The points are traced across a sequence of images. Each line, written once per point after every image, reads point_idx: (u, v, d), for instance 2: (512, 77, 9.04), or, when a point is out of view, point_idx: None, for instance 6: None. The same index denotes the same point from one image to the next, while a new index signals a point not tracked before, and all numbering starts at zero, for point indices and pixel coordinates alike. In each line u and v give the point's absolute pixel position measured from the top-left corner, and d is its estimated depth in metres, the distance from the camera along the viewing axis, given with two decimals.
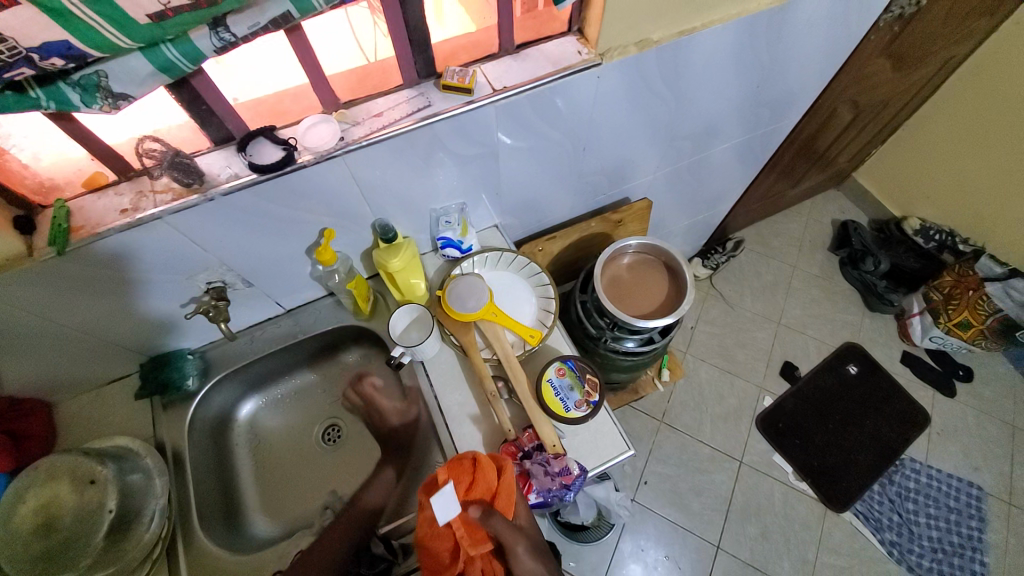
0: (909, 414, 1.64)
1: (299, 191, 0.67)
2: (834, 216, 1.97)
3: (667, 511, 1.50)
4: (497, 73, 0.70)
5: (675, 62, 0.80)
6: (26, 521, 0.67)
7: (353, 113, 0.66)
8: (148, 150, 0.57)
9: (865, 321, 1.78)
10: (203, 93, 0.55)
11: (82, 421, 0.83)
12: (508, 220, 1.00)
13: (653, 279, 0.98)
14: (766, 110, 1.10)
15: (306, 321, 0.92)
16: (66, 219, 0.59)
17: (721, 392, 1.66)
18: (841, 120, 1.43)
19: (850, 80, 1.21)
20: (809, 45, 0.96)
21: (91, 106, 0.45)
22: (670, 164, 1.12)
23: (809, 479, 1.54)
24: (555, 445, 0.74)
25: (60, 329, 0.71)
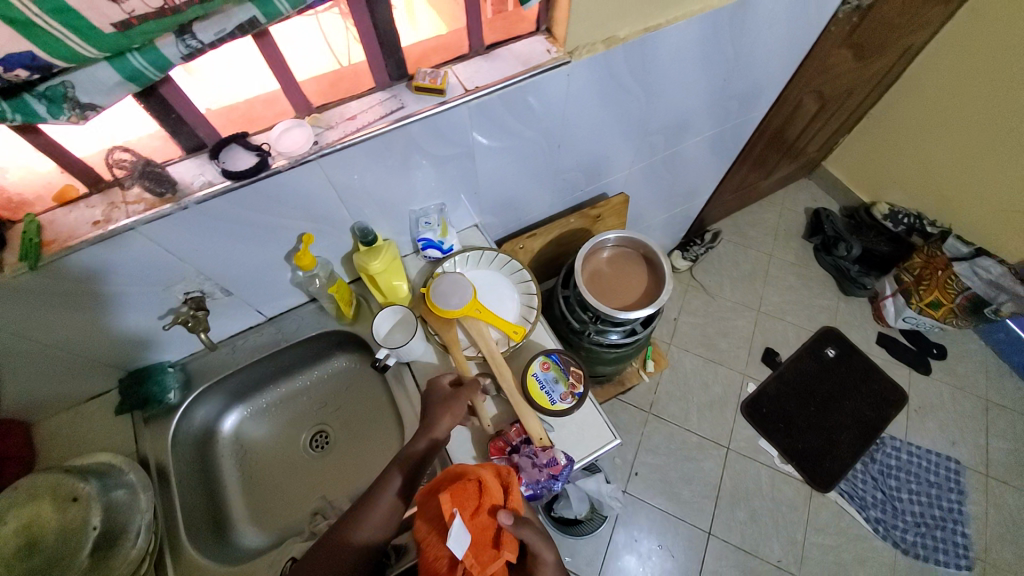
0: (887, 393, 1.69)
1: (275, 196, 0.67)
2: (807, 204, 2.03)
3: (659, 501, 1.52)
4: (469, 74, 0.71)
5: (643, 58, 0.82)
6: (8, 543, 0.66)
7: (326, 117, 0.67)
8: (118, 160, 0.57)
9: (841, 305, 1.84)
10: (172, 101, 0.55)
11: (62, 440, 0.82)
12: (488, 219, 1.01)
13: (632, 272, 1.00)
14: (735, 103, 1.14)
15: (289, 327, 0.92)
16: (37, 233, 0.58)
17: (706, 381, 1.70)
18: (808, 111, 1.47)
19: (814, 71, 1.25)
20: (771, 38, 0.99)
21: (58, 117, 0.44)
22: (644, 158, 1.14)
23: (794, 461, 1.58)
24: (541, 437, 0.75)
25: (34, 346, 0.69)
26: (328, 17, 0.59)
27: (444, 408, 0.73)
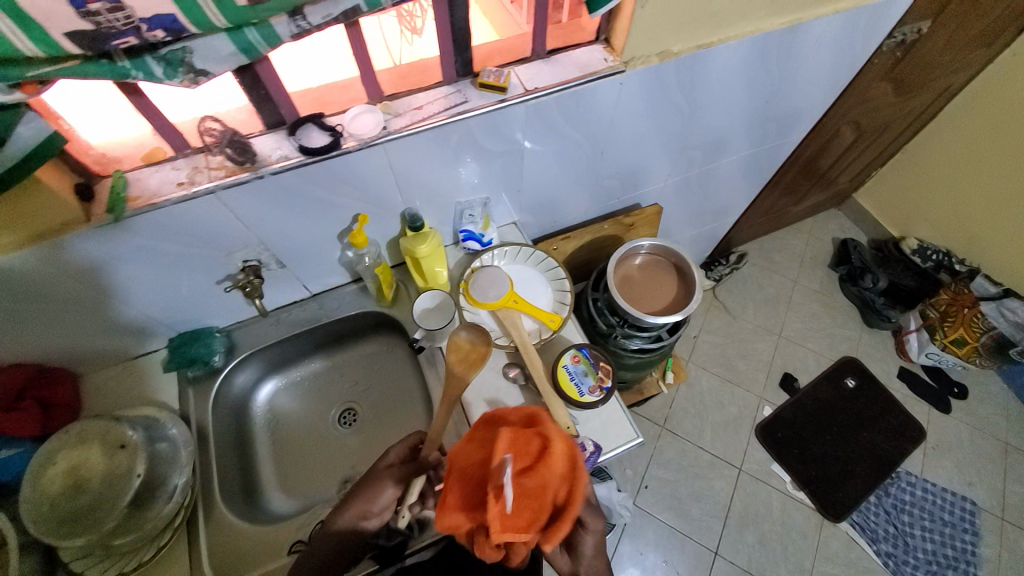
0: (905, 428, 1.67)
1: (339, 175, 0.71)
2: (835, 234, 2.03)
3: (666, 516, 1.51)
4: (529, 76, 0.75)
5: (693, 73, 0.85)
6: (56, 482, 0.69)
7: (396, 105, 0.71)
8: (208, 129, 0.63)
9: (863, 337, 1.83)
10: (264, 78, 0.61)
11: (109, 393, 0.86)
12: (527, 218, 1.04)
13: (663, 279, 1.02)
14: (774, 125, 1.16)
15: (329, 305, 0.96)
16: (124, 188, 0.62)
17: (722, 400, 1.69)
18: (844, 140, 1.49)
19: (853, 101, 1.27)
20: (817, 64, 1.01)
21: (172, 80, 0.49)
22: (681, 172, 1.17)
23: (807, 489, 1.56)
24: (568, 427, 0.77)
25: (102, 297, 0.74)
26: (387, 20, 0.64)
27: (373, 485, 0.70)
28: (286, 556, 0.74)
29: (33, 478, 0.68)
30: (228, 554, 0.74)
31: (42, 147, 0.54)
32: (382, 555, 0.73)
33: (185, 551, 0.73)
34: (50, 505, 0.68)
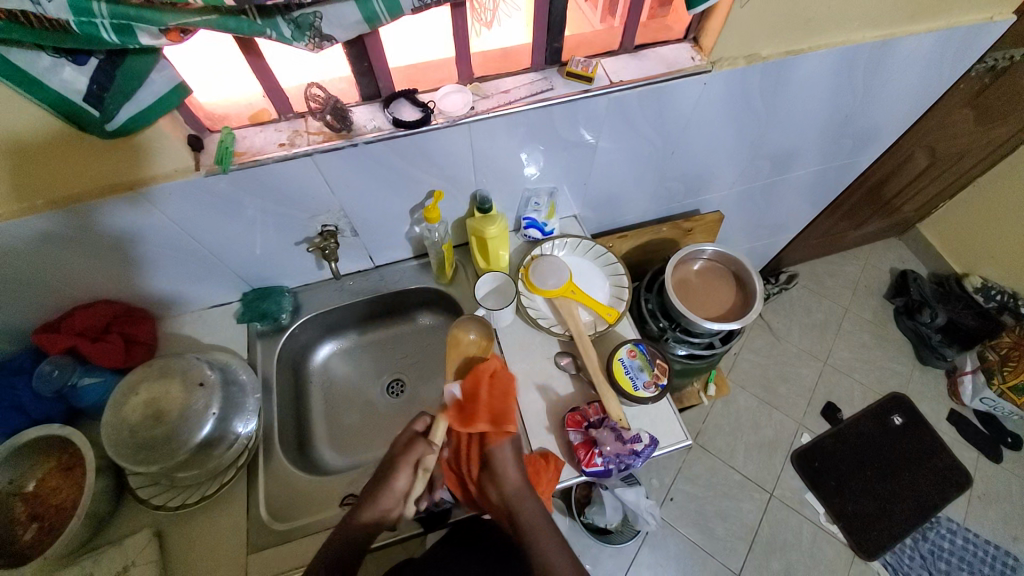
0: (953, 473, 1.58)
1: (423, 150, 0.74)
2: (893, 264, 1.95)
3: (689, 531, 1.48)
4: (615, 69, 0.77)
5: (777, 79, 0.85)
6: (136, 411, 0.75)
7: (485, 87, 0.74)
8: (314, 95, 0.67)
9: (914, 374, 1.74)
10: (369, 50, 0.64)
11: (182, 336, 0.91)
12: (587, 213, 1.05)
13: (720, 287, 1.01)
14: (849, 141, 1.13)
15: (390, 278, 0.99)
16: (232, 143, 0.67)
17: (757, 421, 1.65)
18: (915, 166, 1.43)
19: (933, 126, 1.21)
20: (903, 82, 0.99)
21: (299, 42, 0.52)
22: (746, 182, 1.15)
23: (840, 523, 1.50)
24: (620, 419, 0.78)
25: (194, 245, 0.79)
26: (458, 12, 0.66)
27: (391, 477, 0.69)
28: (337, 506, 0.78)
29: (117, 404, 0.74)
30: (286, 498, 0.78)
31: (167, 96, 0.57)
32: (428, 519, 0.76)
33: (244, 490, 0.77)
34: (130, 431, 0.73)
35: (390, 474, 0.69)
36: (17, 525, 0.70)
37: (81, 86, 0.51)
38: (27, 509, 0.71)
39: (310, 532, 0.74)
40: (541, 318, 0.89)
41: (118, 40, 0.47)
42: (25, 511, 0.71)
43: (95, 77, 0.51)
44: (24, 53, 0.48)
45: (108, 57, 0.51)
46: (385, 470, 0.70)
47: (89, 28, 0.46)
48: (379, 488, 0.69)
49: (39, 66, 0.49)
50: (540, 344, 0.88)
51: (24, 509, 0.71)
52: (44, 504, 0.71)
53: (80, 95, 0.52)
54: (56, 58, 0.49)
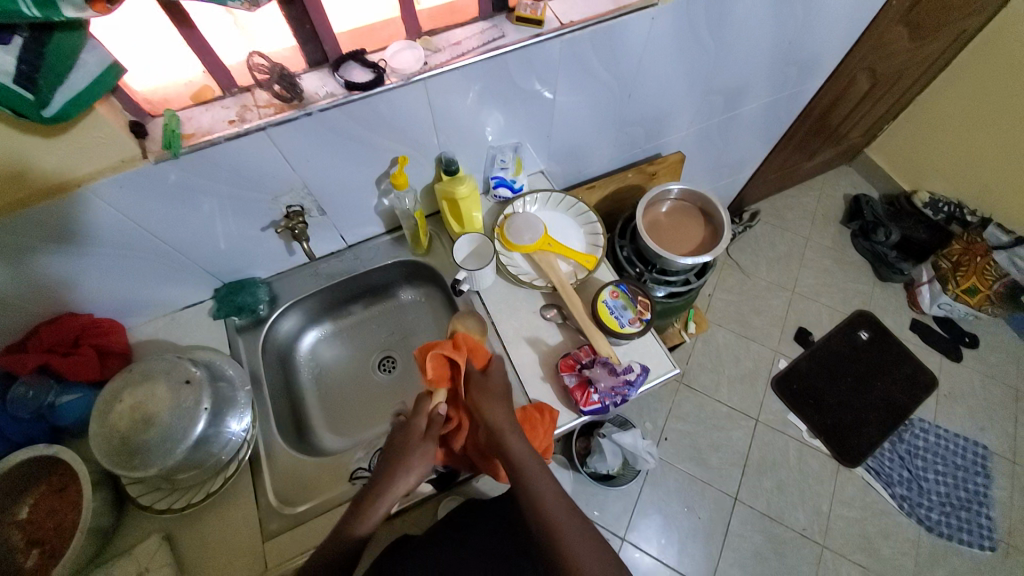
0: (917, 376, 1.71)
1: (381, 115, 0.73)
2: (846, 191, 2.04)
3: (687, 465, 1.55)
4: (564, 10, 0.76)
5: (721, 8, 0.85)
6: (123, 418, 0.71)
7: (435, 42, 0.73)
8: (258, 64, 0.63)
9: (875, 290, 1.85)
10: (310, 10, 0.62)
11: (157, 342, 0.88)
12: (553, 167, 1.06)
13: (690, 224, 1.05)
14: (795, 69, 1.16)
15: (365, 256, 0.98)
16: (177, 125, 0.64)
17: (737, 355, 1.73)
18: (858, 90, 1.48)
19: (871, 47, 1.25)
20: (839, 3, 1.01)
21: (235, 1, 0.49)
22: (703, 120, 1.18)
23: (822, 436, 1.61)
24: (611, 355, 0.81)
25: (154, 241, 0.76)
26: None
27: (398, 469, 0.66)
28: (342, 484, 0.78)
29: (103, 413, 0.72)
30: (290, 486, 0.78)
31: (102, 78, 0.53)
32: (439, 481, 0.77)
33: (249, 483, 0.77)
34: (121, 438, 0.70)
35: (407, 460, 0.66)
36: (18, 552, 0.67)
37: (8, 67, 0.47)
38: (24, 535, 0.68)
39: (318, 514, 0.75)
40: (521, 274, 0.90)
41: (40, 14, 0.44)
42: (23, 538, 0.67)
43: (23, 56, 0.47)
44: None
45: (32, 35, 0.47)
46: (396, 453, 0.67)
47: (4, 2, 0.42)
48: (399, 470, 0.65)
49: None
50: (524, 299, 0.89)
51: (22, 536, 0.68)
52: (43, 527, 0.68)
53: (9, 76, 0.47)
54: None
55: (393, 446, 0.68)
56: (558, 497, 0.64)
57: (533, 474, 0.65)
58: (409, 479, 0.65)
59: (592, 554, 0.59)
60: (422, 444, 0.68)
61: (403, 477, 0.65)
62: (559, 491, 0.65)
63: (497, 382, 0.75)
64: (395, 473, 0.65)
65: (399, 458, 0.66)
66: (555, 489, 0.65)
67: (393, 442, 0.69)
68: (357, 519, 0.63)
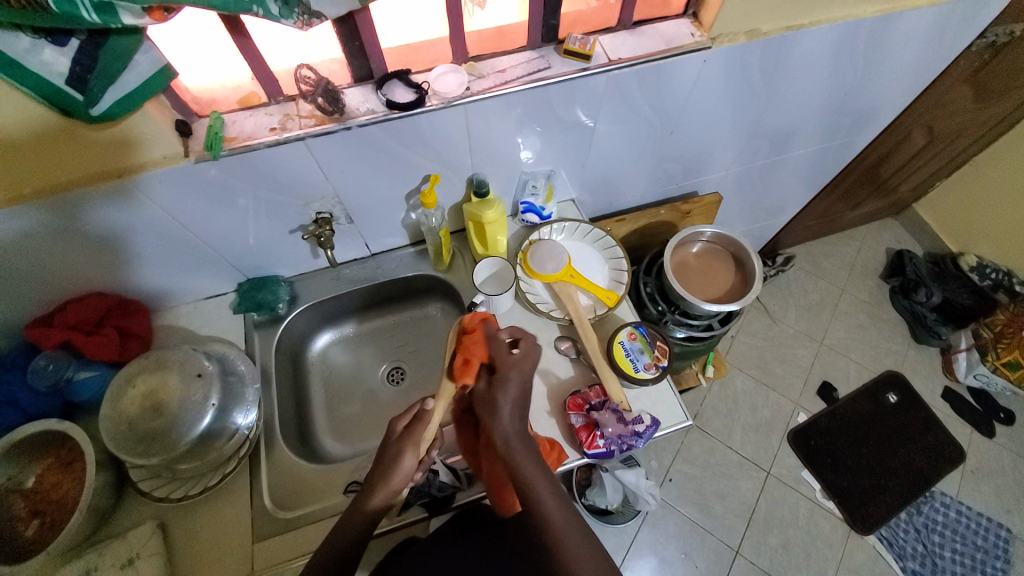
0: (945, 448, 1.61)
1: (418, 133, 0.73)
2: (888, 244, 1.95)
3: (689, 510, 1.50)
4: (614, 46, 0.75)
5: (777, 55, 0.83)
6: (134, 403, 0.74)
7: (480, 67, 0.73)
8: (304, 77, 0.65)
9: (909, 352, 1.76)
10: (361, 29, 0.62)
11: (178, 329, 0.90)
12: (585, 196, 1.04)
13: (720, 268, 1.01)
14: (848, 120, 1.12)
15: (387, 266, 0.98)
16: (221, 128, 0.65)
17: (755, 402, 1.66)
18: (913, 145, 1.42)
19: (931, 104, 1.20)
20: (902, 58, 0.97)
21: (287, 20, 0.50)
22: (745, 162, 1.14)
23: (835, 498, 1.53)
24: (622, 401, 0.78)
25: (186, 234, 0.78)
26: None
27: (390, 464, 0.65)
28: (341, 493, 0.78)
29: (115, 396, 0.74)
30: (287, 486, 0.78)
31: (153, 79, 0.55)
32: (432, 504, 0.75)
33: (246, 481, 0.77)
34: (129, 424, 0.72)
35: (386, 456, 0.66)
36: (19, 520, 0.70)
37: (63, 68, 0.49)
38: (27, 505, 0.71)
39: (314, 520, 0.75)
40: (540, 303, 0.89)
41: (99, 20, 0.45)
42: (26, 507, 0.70)
43: (77, 58, 0.49)
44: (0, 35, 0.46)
45: (89, 37, 0.49)
46: (386, 456, 0.66)
47: (67, 7, 0.43)
48: (389, 463, 0.65)
49: (17, 47, 0.47)
50: (541, 329, 0.88)
51: (25, 505, 0.71)
52: (46, 499, 0.71)
53: (62, 77, 0.50)
54: (35, 39, 0.47)
55: (380, 451, 0.68)
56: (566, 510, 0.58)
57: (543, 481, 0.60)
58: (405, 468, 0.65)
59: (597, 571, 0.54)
60: (400, 440, 0.67)
61: (398, 468, 0.65)
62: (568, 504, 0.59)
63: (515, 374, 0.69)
64: (385, 469, 0.65)
65: (386, 456, 0.66)
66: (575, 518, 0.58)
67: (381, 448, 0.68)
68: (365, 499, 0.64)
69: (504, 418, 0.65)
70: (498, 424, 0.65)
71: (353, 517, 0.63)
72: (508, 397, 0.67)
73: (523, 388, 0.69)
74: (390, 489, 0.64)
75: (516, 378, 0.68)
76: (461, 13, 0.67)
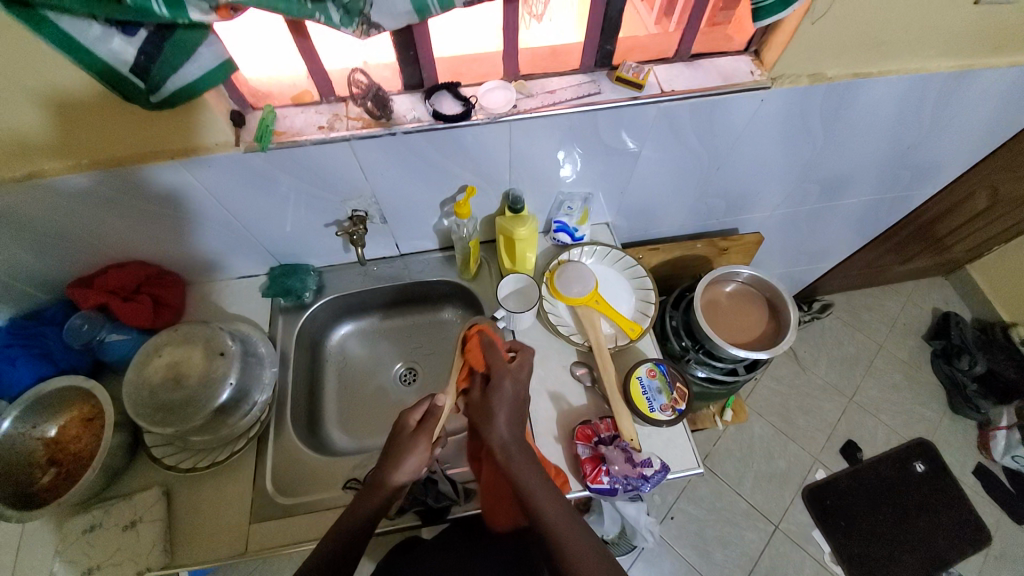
0: (972, 529, 1.50)
1: (459, 145, 0.73)
2: (936, 305, 1.84)
3: (687, 553, 1.44)
4: (667, 77, 0.74)
5: (840, 102, 0.80)
6: (158, 372, 0.77)
7: (530, 86, 0.73)
8: (357, 81, 0.66)
9: (944, 422, 1.65)
10: (418, 40, 0.63)
11: (208, 304, 0.93)
12: (620, 222, 1.02)
13: (751, 311, 0.98)
14: (908, 173, 1.06)
15: (414, 268, 0.99)
16: (272, 122, 0.67)
17: (771, 451, 1.59)
18: (975, 205, 1.34)
19: (1000, 166, 1.13)
20: (977, 116, 0.91)
21: (346, 28, 0.51)
22: (791, 206, 1.10)
23: (844, 564, 1.44)
24: (633, 439, 0.76)
25: (228, 216, 0.80)
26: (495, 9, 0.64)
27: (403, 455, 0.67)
28: (340, 488, 0.78)
29: (141, 363, 0.77)
30: (290, 473, 0.80)
31: (215, 71, 0.57)
32: (426, 514, 0.74)
33: (252, 461, 0.79)
34: (149, 392, 0.75)
35: (400, 451, 0.67)
36: (36, 468, 0.73)
37: (128, 58, 0.52)
38: (46, 454, 0.75)
39: (310, 511, 0.76)
40: (561, 325, 0.88)
41: (168, 14, 0.47)
42: (44, 455, 0.74)
43: (143, 48, 0.52)
44: (74, 22, 0.48)
45: (157, 30, 0.51)
46: (395, 451, 0.67)
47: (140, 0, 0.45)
48: (396, 459, 0.67)
49: (89, 35, 0.49)
50: (558, 352, 0.87)
51: (44, 453, 0.75)
52: (64, 451, 0.75)
53: (128, 66, 0.53)
54: (106, 28, 0.49)
55: (389, 442, 0.69)
56: (560, 509, 0.64)
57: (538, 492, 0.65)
58: (410, 469, 0.67)
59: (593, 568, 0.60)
60: (413, 436, 0.68)
61: (405, 466, 0.66)
62: (563, 504, 0.65)
63: (513, 379, 0.72)
64: (390, 465, 0.66)
65: (394, 453, 0.67)
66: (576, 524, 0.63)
67: (392, 439, 0.69)
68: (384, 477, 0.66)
69: (501, 426, 0.68)
70: (494, 430, 0.69)
71: (376, 491, 0.66)
72: (504, 405, 0.70)
73: (519, 395, 0.72)
74: (397, 482, 0.66)
75: (510, 388, 0.71)
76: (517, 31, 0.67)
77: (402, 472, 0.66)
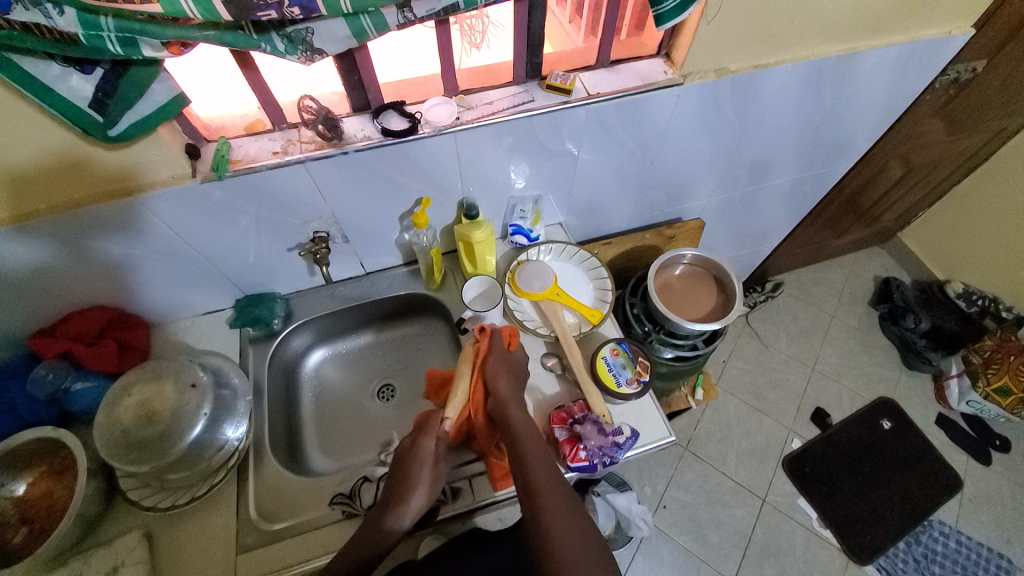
0: (941, 477, 1.59)
1: (410, 159, 0.78)
2: (876, 272, 1.99)
3: (684, 539, 1.46)
4: (593, 82, 0.82)
5: (747, 91, 0.90)
6: (127, 413, 0.75)
7: (469, 99, 0.79)
8: (307, 106, 0.70)
9: (901, 379, 1.76)
10: (359, 64, 0.69)
11: (176, 342, 0.93)
12: (572, 220, 1.09)
13: (702, 289, 1.05)
14: (822, 151, 1.18)
15: (381, 284, 1.02)
16: (228, 152, 0.70)
17: (748, 428, 1.66)
18: (891, 175, 1.48)
19: (902, 137, 1.26)
20: (869, 93, 1.04)
21: (292, 55, 0.56)
22: (726, 191, 1.20)
23: (832, 528, 1.50)
24: (604, 414, 0.80)
25: (191, 253, 0.82)
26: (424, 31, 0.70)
27: (409, 485, 0.68)
28: (327, 505, 0.78)
29: (111, 405, 0.76)
30: (273, 500, 0.79)
31: (168, 105, 0.61)
32: (416, 516, 0.75)
33: (233, 492, 0.78)
34: (122, 433, 0.74)
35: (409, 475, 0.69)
36: (7, 527, 0.71)
37: (87, 93, 0.55)
38: (16, 511, 0.72)
39: (298, 533, 0.75)
40: (526, 320, 0.92)
41: (122, 52, 0.51)
42: (15, 514, 0.72)
43: (100, 84, 0.55)
44: (35, 62, 0.51)
45: (113, 67, 0.55)
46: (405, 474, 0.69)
47: (95, 40, 0.49)
48: (396, 500, 0.67)
49: (49, 74, 0.52)
50: (528, 345, 0.91)
51: (13, 512, 0.72)
52: (35, 506, 0.73)
53: (86, 100, 0.56)
54: (64, 66, 0.53)
55: (399, 467, 0.70)
56: (553, 484, 0.67)
57: (532, 450, 0.70)
58: (420, 496, 0.67)
59: (580, 551, 0.61)
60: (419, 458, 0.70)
61: (416, 492, 0.67)
62: (557, 479, 0.68)
63: (513, 363, 0.81)
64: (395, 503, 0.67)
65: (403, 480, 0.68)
66: (557, 488, 0.67)
67: (398, 465, 0.71)
68: (385, 519, 0.66)
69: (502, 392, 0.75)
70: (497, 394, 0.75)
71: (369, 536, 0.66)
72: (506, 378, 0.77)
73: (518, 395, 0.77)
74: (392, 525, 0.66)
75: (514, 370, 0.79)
76: (453, 52, 0.74)
77: (412, 498, 0.67)
